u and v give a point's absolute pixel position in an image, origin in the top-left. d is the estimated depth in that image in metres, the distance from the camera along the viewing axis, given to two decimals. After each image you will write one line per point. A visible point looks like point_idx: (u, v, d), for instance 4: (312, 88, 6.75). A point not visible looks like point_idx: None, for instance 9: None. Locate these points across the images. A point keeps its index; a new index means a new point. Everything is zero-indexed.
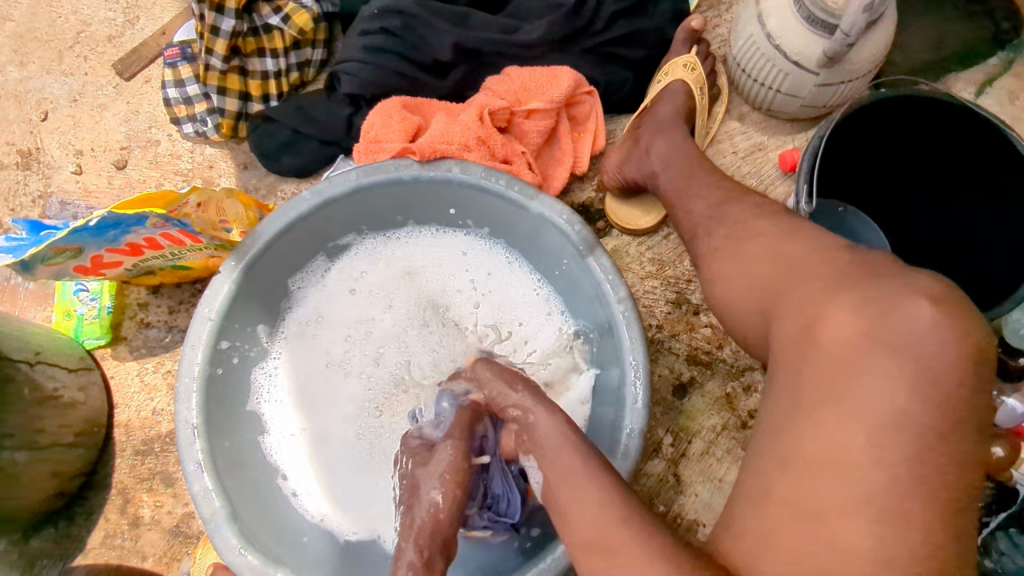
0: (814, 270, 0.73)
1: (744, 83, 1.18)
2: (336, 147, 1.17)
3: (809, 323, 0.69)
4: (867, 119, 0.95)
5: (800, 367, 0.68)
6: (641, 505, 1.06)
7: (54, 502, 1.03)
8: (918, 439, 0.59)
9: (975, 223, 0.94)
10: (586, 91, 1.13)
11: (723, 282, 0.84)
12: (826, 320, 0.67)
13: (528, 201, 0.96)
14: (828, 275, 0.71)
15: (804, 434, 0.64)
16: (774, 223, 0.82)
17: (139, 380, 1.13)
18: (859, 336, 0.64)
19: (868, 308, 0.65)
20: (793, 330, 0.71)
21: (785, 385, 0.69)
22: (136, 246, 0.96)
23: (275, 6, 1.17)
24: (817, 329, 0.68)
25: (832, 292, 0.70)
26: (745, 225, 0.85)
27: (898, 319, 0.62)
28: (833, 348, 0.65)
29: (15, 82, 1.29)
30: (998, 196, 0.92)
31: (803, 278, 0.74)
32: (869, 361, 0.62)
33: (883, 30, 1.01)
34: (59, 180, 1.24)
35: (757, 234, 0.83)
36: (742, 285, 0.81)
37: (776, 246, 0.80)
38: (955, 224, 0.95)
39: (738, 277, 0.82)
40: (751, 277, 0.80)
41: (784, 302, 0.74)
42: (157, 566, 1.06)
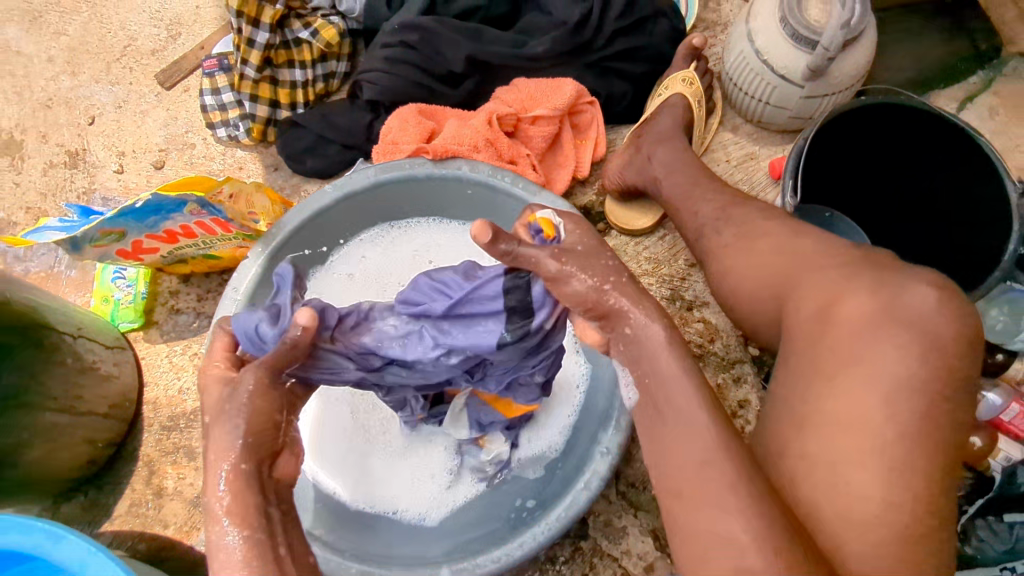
0: (822, 261, 0.78)
1: (738, 98, 1.26)
2: (356, 151, 1.26)
3: (825, 304, 0.73)
4: (844, 123, 1.01)
5: (809, 342, 0.72)
6: (634, 488, 1.12)
7: (87, 469, 1.11)
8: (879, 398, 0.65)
9: (954, 216, 1.00)
10: (587, 101, 1.22)
11: (728, 277, 0.87)
12: (833, 301, 0.72)
13: (532, 196, 1.05)
14: (839, 265, 0.75)
15: (809, 399, 0.70)
16: (769, 221, 0.88)
17: (168, 361, 1.21)
18: (865, 314, 0.69)
19: (874, 293, 0.70)
20: (809, 312, 0.74)
21: (786, 361, 0.74)
22: (173, 234, 1.06)
23: (305, 22, 1.28)
24: (833, 308, 0.72)
25: (842, 275, 0.74)
26: (754, 226, 0.89)
27: (899, 302, 0.68)
28: (841, 326, 0.70)
29: (66, 90, 1.41)
30: (971, 190, 0.98)
31: (807, 269, 0.78)
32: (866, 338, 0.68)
33: (863, 47, 1.09)
34: (102, 178, 1.35)
35: (765, 233, 0.86)
36: (746, 278, 0.85)
37: (783, 242, 0.83)
38: (937, 218, 1.02)
39: (746, 271, 0.85)
40: (764, 265, 0.83)
41: (800, 286, 0.77)
42: (178, 534, 1.13)
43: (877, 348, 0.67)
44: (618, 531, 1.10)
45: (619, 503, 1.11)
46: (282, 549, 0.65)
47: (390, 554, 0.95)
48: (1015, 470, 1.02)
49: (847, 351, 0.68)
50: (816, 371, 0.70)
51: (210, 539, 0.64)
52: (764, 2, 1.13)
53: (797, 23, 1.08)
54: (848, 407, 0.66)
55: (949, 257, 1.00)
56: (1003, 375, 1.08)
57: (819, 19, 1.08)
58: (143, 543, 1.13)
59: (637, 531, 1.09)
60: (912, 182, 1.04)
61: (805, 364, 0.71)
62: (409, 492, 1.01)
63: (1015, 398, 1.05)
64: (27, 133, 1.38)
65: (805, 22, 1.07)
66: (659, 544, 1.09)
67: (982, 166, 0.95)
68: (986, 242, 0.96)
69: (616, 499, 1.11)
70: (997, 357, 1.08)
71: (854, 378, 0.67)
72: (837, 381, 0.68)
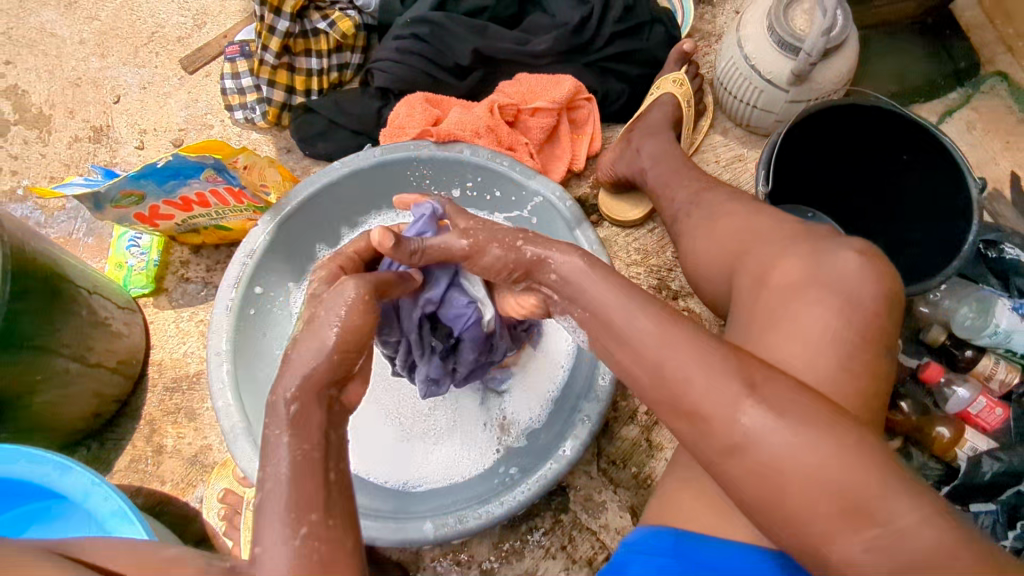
0: (771, 234, 0.86)
1: (729, 102, 1.33)
2: (365, 137, 1.33)
3: (762, 272, 0.83)
4: (824, 122, 1.10)
5: (751, 303, 0.82)
6: (615, 465, 1.15)
7: (92, 422, 1.16)
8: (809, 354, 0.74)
9: (911, 209, 1.11)
10: (585, 97, 1.29)
11: (693, 256, 0.95)
12: (772, 264, 0.82)
13: (527, 179, 1.11)
14: (782, 236, 0.85)
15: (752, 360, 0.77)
16: (740, 205, 0.94)
17: (175, 326, 1.27)
18: (800, 272, 0.79)
19: (807, 254, 0.81)
20: (750, 277, 0.84)
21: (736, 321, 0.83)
22: (188, 201, 1.12)
23: (323, 14, 1.37)
24: (767, 275, 0.82)
25: (789, 249, 0.82)
26: (722, 207, 0.96)
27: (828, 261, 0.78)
28: (784, 285, 0.79)
29: (95, 70, 1.49)
30: (927, 185, 1.08)
31: (757, 242, 0.87)
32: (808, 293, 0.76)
33: (845, 57, 1.17)
34: (124, 153, 1.42)
35: (730, 213, 0.94)
36: (711, 252, 0.92)
37: (744, 222, 0.90)
38: (897, 211, 1.13)
39: (709, 246, 0.93)
40: (722, 245, 0.91)
41: (749, 258, 0.86)
42: (174, 490, 1.16)
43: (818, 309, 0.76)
44: (598, 505, 1.13)
45: (600, 478, 1.15)
46: (331, 473, 0.63)
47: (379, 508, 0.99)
48: (980, 458, 1.07)
49: (789, 310, 0.77)
50: (755, 328, 0.79)
51: (265, 443, 0.64)
52: (755, 12, 1.21)
53: (784, 32, 1.15)
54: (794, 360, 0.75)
55: (906, 247, 1.11)
56: (974, 370, 1.13)
57: (803, 28, 1.15)
58: (140, 497, 1.16)
59: (616, 506, 1.13)
60: (886, 181, 1.14)
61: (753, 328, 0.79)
62: (405, 461, 1.07)
63: (982, 392, 1.10)
64: (55, 108, 1.46)
65: (791, 31, 1.14)
66: (637, 519, 1.12)
67: (947, 167, 1.04)
68: (947, 239, 1.05)
69: (597, 475, 1.15)
70: (966, 353, 1.13)
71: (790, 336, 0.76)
72: (777, 339, 0.76)
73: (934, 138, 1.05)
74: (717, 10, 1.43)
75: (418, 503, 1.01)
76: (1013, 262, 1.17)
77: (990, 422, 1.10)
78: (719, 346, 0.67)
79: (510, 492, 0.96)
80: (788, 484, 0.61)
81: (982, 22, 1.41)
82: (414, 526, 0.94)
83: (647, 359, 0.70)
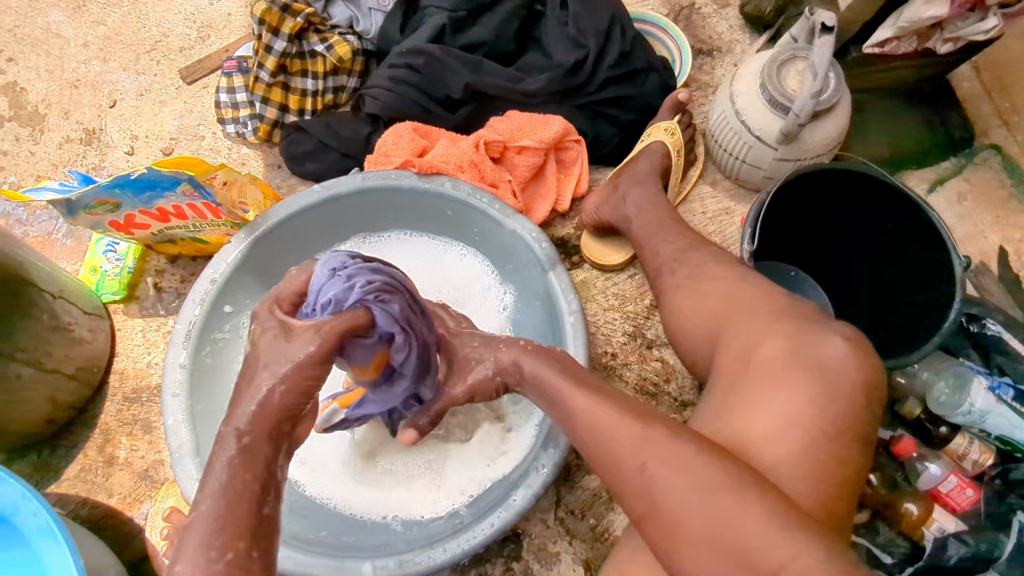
0: (759, 307, 0.86)
1: (719, 155, 1.32)
2: (353, 161, 1.32)
3: (746, 349, 0.82)
4: (811, 184, 1.10)
5: (728, 383, 0.81)
6: (573, 515, 1.12)
7: (44, 428, 1.13)
8: (774, 437, 0.74)
9: (893, 280, 1.10)
10: (574, 139, 1.30)
11: (675, 316, 0.95)
12: (754, 345, 0.81)
13: (505, 218, 1.11)
14: (767, 312, 0.84)
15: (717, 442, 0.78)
16: (727, 270, 0.94)
17: (142, 335, 1.25)
18: (780, 355, 0.79)
19: (790, 337, 0.80)
20: (729, 355, 0.83)
21: (715, 394, 0.82)
22: (165, 212, 1.11)
23: (322, 37, 1.38)
24: (753, 351, 0.81)
25: (774, 325, 0.82)
26: (706, 269, 0.96)
27: (814, 348, 0.78)
28: (760, 363, 0.79)
29: (95, 73, 1.49)
30: (912, 259, 1.07)
31: (741, 313, 0.86)
32: (785, 373, 0.77)
33: (836, 119, 1.17)
34: (113, 158, 1.42)
35: (712, 276, 0.94)
36: (692, 316, 0.92)
37: (729, 287, 0.91)
38: (877, 280, 1.13)
39: (693, 310, 0.93)
40: (707, 309, 0.91)
41: (730, 330, 0.86)
42: (121, 504, 1.14)
43: (785, 390, 0.76)
44: (552, 556, 1.10)
45: (556, 528, 1.11)
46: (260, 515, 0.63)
47: (323, 544, 0.96)
48: (945, 541, 1.04)
49: (762, 388, 0.77)
50: (723, 408, 0.79)
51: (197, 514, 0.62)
52: (749, 68, 1.21)
53: (775, 90, 1.15)
54: (760, 433, 0.75)
55: (888, 320, 1.10)
56: (947, 447, 1.11)
57: (795, 88, 1.15)
58: (85, 509, 1.13)
59: (570, 558, 1.10)
60: (870, 248, 1.13)
61: (722, 407, 0.80)
62: (360, 496, 1.03)
63: (954, 470, 1.08)
64: (51, 108, 1.46)
65: (783, 90, 1.15)
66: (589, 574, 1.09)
67: (931, 242, 1.02)
68: (930, 312, 1.03)
69: (553, 524, 1.11)
70: (941, 430, 1.11)
71: (759, 416, 0.76)
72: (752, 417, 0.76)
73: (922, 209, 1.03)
74: (716, 61, 1.44)
75: (366, 540, 0.98)
76: (995, 339, 1.15)
77: (961, 503, 1.07)
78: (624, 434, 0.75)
79: (455, 539, 0.93)
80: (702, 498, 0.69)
81: (981, 94, 1.41)
82: (353, 565, 0.92)
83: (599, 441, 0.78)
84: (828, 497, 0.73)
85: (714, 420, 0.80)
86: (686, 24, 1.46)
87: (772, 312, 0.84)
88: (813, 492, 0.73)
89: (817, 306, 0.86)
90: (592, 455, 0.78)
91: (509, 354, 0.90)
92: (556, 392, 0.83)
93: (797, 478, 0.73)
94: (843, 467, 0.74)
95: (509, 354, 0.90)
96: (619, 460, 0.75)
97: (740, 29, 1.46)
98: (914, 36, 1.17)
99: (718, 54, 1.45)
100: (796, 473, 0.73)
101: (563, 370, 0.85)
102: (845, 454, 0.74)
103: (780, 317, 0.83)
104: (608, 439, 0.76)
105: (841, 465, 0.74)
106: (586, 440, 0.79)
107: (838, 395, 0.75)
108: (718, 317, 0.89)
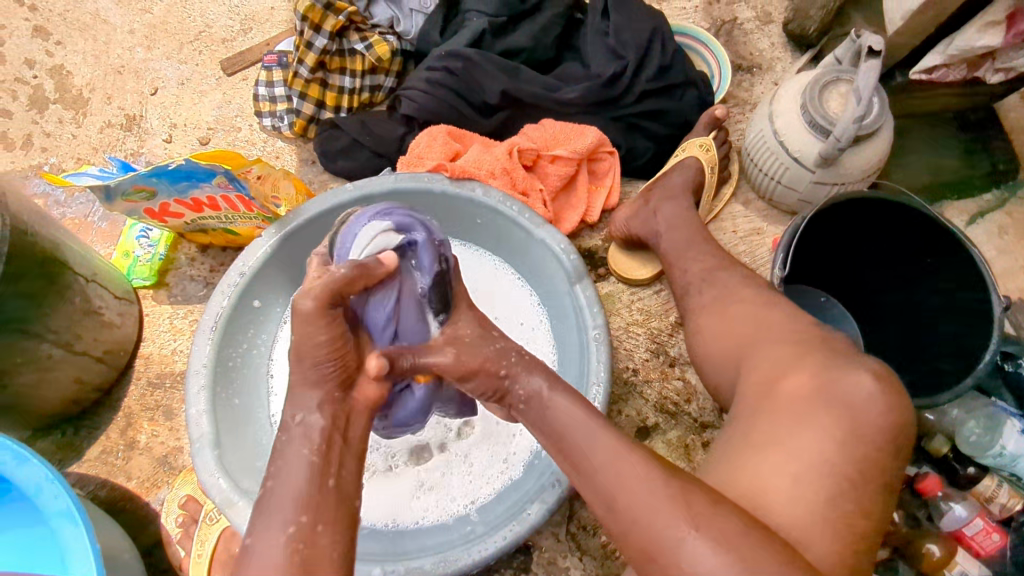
0: (786, 335, 0.85)
1: (754, 174, 1.30)
2: (385, 160, 1.33)
3: (773, 378, 0.80)
4: (848, 213, 1.07)
5: (752, 412, 0.80)
6: (585, 531, 1.11)
7: (70, 408, 1.16)
8: (799, 474, 0.72)
9: (925, 315, 1.07)
10: (608, 150, 1.29)
11: (700, 338, 0.94)
12: (780, 376, 0.80)
13: (534, 228, 1.11)
14: (795, 342, 0.83)
15: (735, 469, 0.76)
16: (757, 294, 0.92)
17: (169, 322, 1.27)
18: (807, 390, 0.77)
19: (818, 372, 0.78)
20: (756, 383, 0.82)
21: (735, 423, 0.81)
22: (199, 203, 1.12)
23: (362, 36, 1.38)
24: (779, 381, 0.79)
25: (802, 356, 0.80)
26: (733, 292, 0.94)
27: (843, 385, 0.76)
28: (785, 395, 0.78)
29: (138, 61, 1.52)
30: (945, 295, 1.04)
31: (767, 340, 0.85)
32: (812, 409, 0.75)
33: (877, 145, 1.14)
34: (152, 145, 1.45)
35: (741, 300, 0.93)
36: (718, 339, 0.91)
37: (757, 311, 0.90)
38: (909, 315, 1.10)
39: (718, 333, 0.92)
40: (733, 333, 0.89)
41: (756, 357, 0.84)
42: (138, 488, 1.15)
43: (812, 425, 0.75)
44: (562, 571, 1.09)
45: (567, 543, 1.10)
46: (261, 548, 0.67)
47: None
48: None
49: (788, 420, 0.76)
50: (745, 441, 0.78)
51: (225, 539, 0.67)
52: (789, 88, 1.19)
53: (816, 112, 1.13)
54: (785, 469, 0.73)
55: (919, 354, 1.07)
56: (975, 489, 1.08)
57: (837, 111, 1.13)
58: (104, 490, 1.15)
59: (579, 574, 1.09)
60: (906, 281, 1.10)
61: (747, 435, 0.78)
62: (372, 501, 1.03)
63: (980, 513, 1.06)
64: (95, 92, 1.49)
65: (824, 112, 1.12)
66: None
67: (970, 280, 0.99)
68: (965, 350, 1.00)
69: (564, 539, 1.11)
70: (969, 470, 1.08)
71: (783, 447, 0.75)
72: (773, 451, 0.75)
73: (961, 244, 1.00)
74: (755, 78, 1.42)
75: (372, 542, 0.98)
76: None
77: (987, 548, 1.05)
78: (642, 459, 0.74)
79: (465, 550, 0.93)
80: (721, 533, 0.68)
81: None
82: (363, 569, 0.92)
83: (613, 474, 0.74)
84: (852, 538, 0.71)
85: (734, 447, 0.78)
86: (727, 39, 1.44)
87: (800, 343, 0.82)
88: (837, 532, 0.71)
89: (848, 339, 0.84)
90: (603, 497, 0.74)
91: (529, 380, 0.84)
92: (571, 430, 0.79)
93: (821, 517, 0.71)
94: (869, 508, 0.72)
95: (528, 385, 0.84)
96: (643, 514, 0.71)
97: (782, 47, 1.43)
98: (964, 64, 1.14)
99: (758, 71, 1.42)
100: (819, 512, 0.71)
101: (584, 408, 0.81)
102: (870, 494, 0.72)
103: (812, 349, 0.81)
104: (634, 486, 0.72)
105: (866, 506, 0.72)
106: (598, 480, 0.75)
107: (866, 433, 0.73)
108: (744, 343, 0.88)
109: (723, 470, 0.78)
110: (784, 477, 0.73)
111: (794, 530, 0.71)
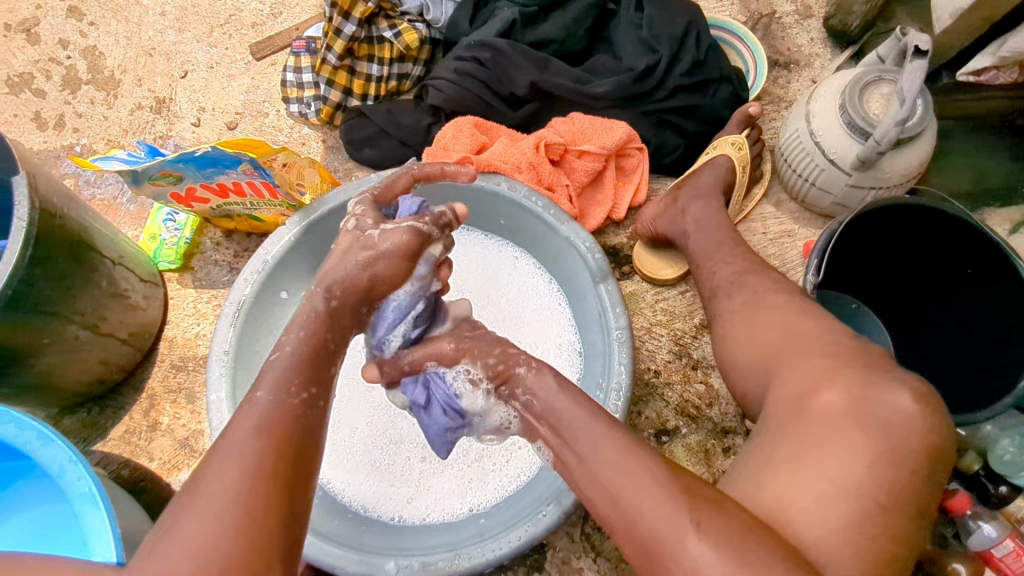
0: (817, 347, 0.82)
1: (787, 175, 1.26)
2: (411, 150, 1.32)
3: (801, 391, 0.78)
4: (888, 219, 1.03)
5: (778, 424, 0.78)
6: (599, 533, 1.10)
7: (95, 388, 1.18)
8: (825, 490, 0.70)
9: (965, 327, 1.04)
10: (636, 146, 1.26)
11: (727, 345, 0.91)
12: (808, 389, 0.77)
13: (558, 225, 1.09)
14: (828, 353, 0.80)
15: (759, 478, 0.74)
16: (791, 301, 0.89)
17: (193, 306, 1.28)
18: (837, 405, 0.75)
19: (851, 388, 0.76)
20: (785, 396, 0.79)
21: (760, 438, 0.78)
22: (225, 188, 1.12)
23: (392, 23, 1.37)
24: (805, 394, 0.77)
25: (831, 370, 0.78)
26: (765, 297, 0.92)
27: (876, 403, 0.74)
28: (812, 409, 0.76)
29: (169, 43, 1.52)
30: (989, 306, 1.01)
31: (798, 350, 0.83)
32: (839, 425, 0.73)
33: (918, 148, 1.10)
34: (180, 128, 1.45)
35: (772, 307, 0.90)
36: (746, 348, 0.89)
37: (788, 319, 0.87)
38: (948, 325, 1.06)
39: (745, 342, 0.89)
40: (762, 344, 0.87)
41: (785, 368, 0.82)
42: (159, 469, 1.17)
43: (842, 440, 0.72)
44: (575, 572, 1.08)
45: (581, 544, 1.10)
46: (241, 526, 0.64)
47: (342, 536, 0.95)
48: None
49: (815, 439, 0.73)
50: (770, 458, 0.75)
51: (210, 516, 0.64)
52: (828, 86, 1.15)
53: (855, 112, 1.08)
54: (809, 489, 0.71)
55: (956, 368, 1.04)
56: (1005, 509, 1.05)
57: (878, 112, 1.08)
58: (126, 470, 1.17)
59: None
60: (945, 293, 1.07)
61: (774, 452, 0.75)
62: (382, 495, 1.05)
63: (1010, 534, 1.01)
64: (126, 74, 1.50)
65: (864, 113, 1.08)
66: None
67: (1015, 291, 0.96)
68: (1005, 363, 0.97)
69: (578, 540, 1.10)
70: (1000, 489, 1.04)
71: (807, 462, 0.72)
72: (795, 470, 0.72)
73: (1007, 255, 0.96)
74: (793, 75, 1.37)
75: (380, 536, 0.99)
76: None
77: (1015, 571, 1.00)
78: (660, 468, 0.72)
79: (477, 547, 0.92)
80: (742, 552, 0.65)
81: None
82: (376, 563, 0.92)
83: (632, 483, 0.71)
84: (880, 562, 0.69)
85: (760, 461, 0.76)
86: (764, 33, 1.40)
87: (834, 354, 0.79)
88: (864, 556, 0.68)
89: (884, 353, 0.81)
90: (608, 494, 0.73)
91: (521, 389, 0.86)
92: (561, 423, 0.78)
93: (849, 538, 0.68)
94: (894, 528, 0.69)
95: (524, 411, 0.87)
96: (659, 520, 0.68)
97: (822, 42, 1.38)
98: (1016, 67, 1.08)
99: (795, 67, 1.38)
100: (848, 534, 0.68)
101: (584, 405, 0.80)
102: (900, 515, 0.70)
103: (843, 361, 0.79)
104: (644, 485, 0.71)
105: (891, 525, 0.69)
106: (602, 477, 0.74)
107: (896, 452, 0.71)
108: (772, 352, 0.85)
109: (746, 485, 0.75)
110: (806, 493, 0.71)
111: (820, 551, 0.68)
